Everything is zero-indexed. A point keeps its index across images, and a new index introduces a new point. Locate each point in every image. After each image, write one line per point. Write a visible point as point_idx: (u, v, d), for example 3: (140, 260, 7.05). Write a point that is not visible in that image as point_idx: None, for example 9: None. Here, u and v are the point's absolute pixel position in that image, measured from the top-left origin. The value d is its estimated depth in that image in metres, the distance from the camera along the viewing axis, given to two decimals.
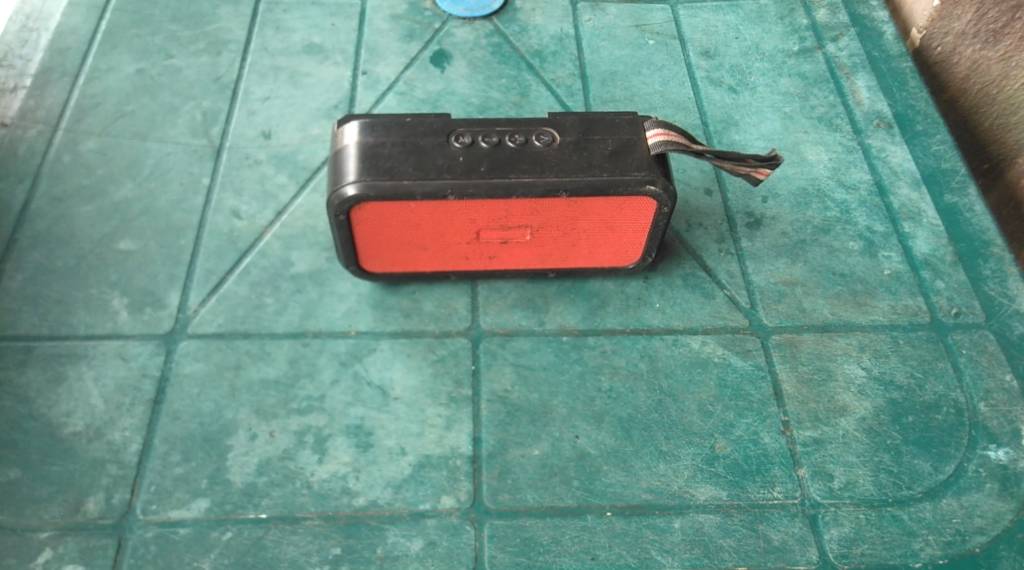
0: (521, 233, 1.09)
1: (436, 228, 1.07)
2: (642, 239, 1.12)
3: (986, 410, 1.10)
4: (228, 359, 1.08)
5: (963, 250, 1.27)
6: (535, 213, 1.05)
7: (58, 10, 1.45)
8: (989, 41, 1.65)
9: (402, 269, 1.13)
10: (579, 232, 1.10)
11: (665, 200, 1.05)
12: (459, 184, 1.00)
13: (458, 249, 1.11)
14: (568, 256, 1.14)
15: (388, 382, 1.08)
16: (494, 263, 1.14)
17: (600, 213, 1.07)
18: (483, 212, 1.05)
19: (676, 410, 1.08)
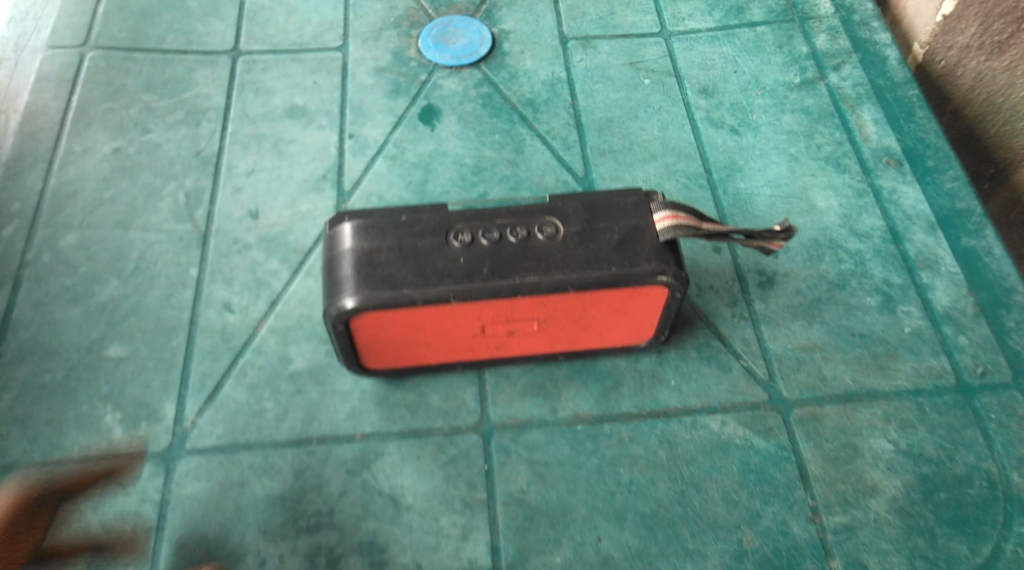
0: (528, 325, 1.03)
1: (439, 328, 1.01)
2: (655, 319, 1.06)
3: (1019, 481, 1.06)
4: (231, 476, 1.04)
5: (984, 300, 1.22)
6: (542, 307, 1.00)
7: (26, 88, 1.38)
8: (994, 52, 1.54)
9: (405, 364, 1.08)
10: (589, 319, 1.04)
11: (678, 287, 1.00)
12: (462, 290, 0.95)
13: (463, 344, 1.05)
14: (579, 339, 1.08)
15: (399, 490, 1.04)
16: (501, 352, 1.08)
17: (611, 301, 1.01)
18: (487, 311, 0.99)
19: (700, 502, 1.04)
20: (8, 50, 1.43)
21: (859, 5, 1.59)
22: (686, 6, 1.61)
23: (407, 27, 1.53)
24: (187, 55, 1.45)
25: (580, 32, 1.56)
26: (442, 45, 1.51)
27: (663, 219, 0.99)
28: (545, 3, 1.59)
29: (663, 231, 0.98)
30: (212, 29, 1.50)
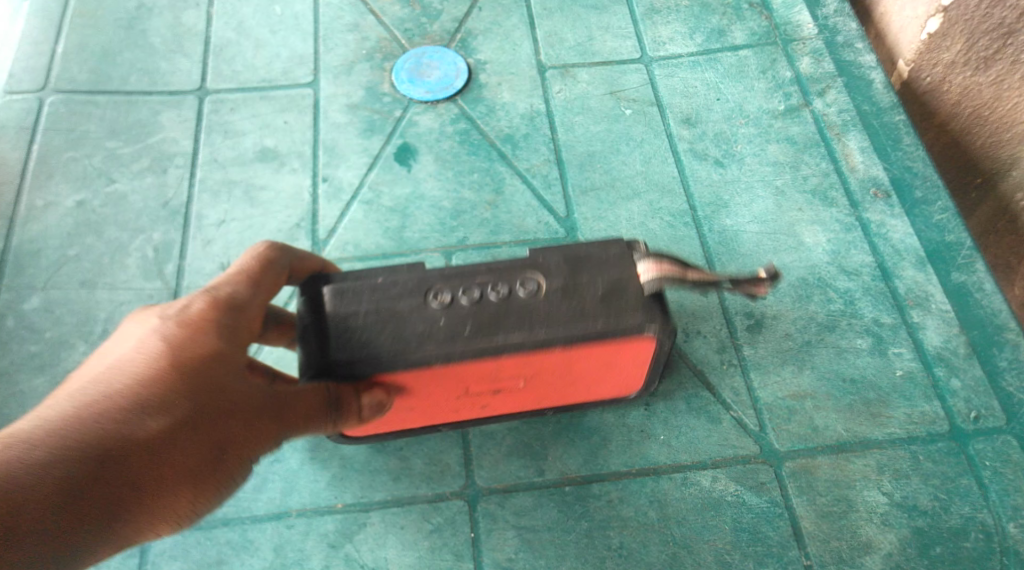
0: (513, 387, 0.99)
1: (420, 398, 0.97)
2: (645, 369, 1.02)
3: (1016, 532, 1.05)
4: (209, 553, 1.01)
5: (976, 338, 1.20)
6: (526, 371, 0.95)
7: None
8: (980, 67, 1.43)
9: (388, 432, 1.04)
10: (576, 378, 0.99)
11: (666, 339, 0.94)
12: (443, 355, 0.90)
13: (446, 409, 1.01)
14: (566, 395, 1.04)
15: (383, 563, 1.01)
16: (488, 413, 1.04)
17: (597, 360, 0.96)
18: (469, 379, 0.95)
19: (692, 565, 1.02)
20: None
21: (843, 25, 1.55)
22: (667, 28, 1.56)
23: (380, 59, 1.48)
24: (152, 97, 1.40)
25: (558, 59, 1.51)
26: (417, 78, 1.46)
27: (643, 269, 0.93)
28: (523, 28, 1.54)
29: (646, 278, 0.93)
30: (177, 67, 1.44)
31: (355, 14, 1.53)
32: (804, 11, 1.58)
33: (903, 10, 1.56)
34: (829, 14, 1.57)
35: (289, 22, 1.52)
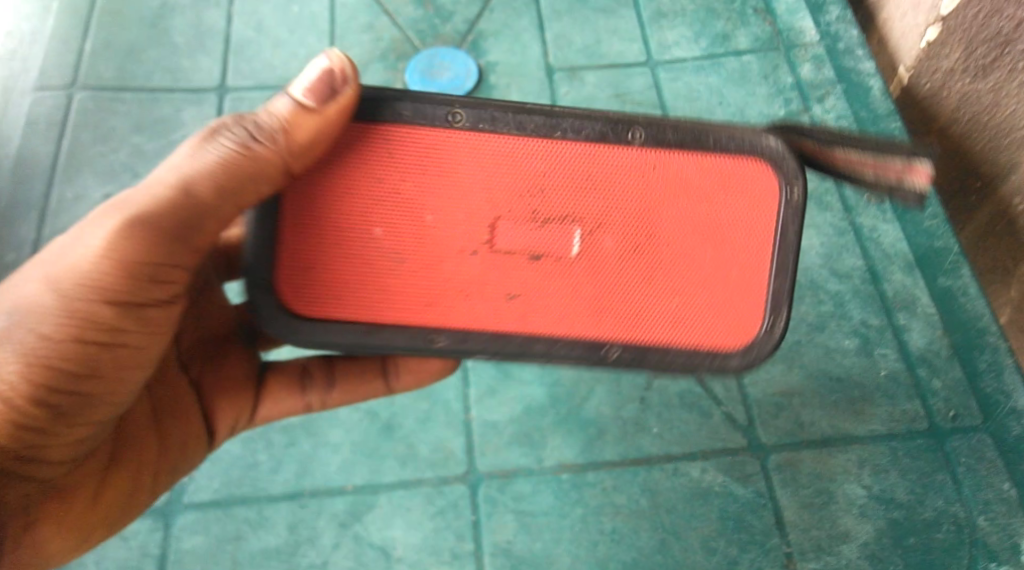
0: (568, 243, 0.75)
1: (438, 239, 0.74)
2: (762, 280, 0.77)
3: (985, 525, 1.12)
4: (228, 529, 1.08)
5: (959, 341, 1.25)
6: (588, 196, 0.75)
7: (16, 132, 1.41)
8: (978, 75, 1.36)
9: (365, 317, 0.75)
10: (654, 256, 0.75)
11: (792, 165, 0.76)
12: (500, 104, 0.74)
13: (459, 278, 0.75)
14: (640, 302, 0.76)
15: (390, 542, 1.08)
16: (510, 314, 0.75)
17: (692, 203, 0.75)
18: (513, 189, 0.75)
19: (679, 550, 1.09)
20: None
21: (844, 32, 1.59)
22: (672, 33, 1.61)
23: (394, 59, 1.54)
24: (175, 94, 1.47)
25: (566, 62, 1.56)
26: (429, 79, 1.52)
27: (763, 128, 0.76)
28: (532, 30, 1.60)
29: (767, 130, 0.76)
30: (199, 65, 1.50)
31: (370, 14, 1.59)
32: (807, 17, 1.62)
33: (904, 16, 1.53)
34: (831, 20, 1.61)
35: (306, 21, 1.57)
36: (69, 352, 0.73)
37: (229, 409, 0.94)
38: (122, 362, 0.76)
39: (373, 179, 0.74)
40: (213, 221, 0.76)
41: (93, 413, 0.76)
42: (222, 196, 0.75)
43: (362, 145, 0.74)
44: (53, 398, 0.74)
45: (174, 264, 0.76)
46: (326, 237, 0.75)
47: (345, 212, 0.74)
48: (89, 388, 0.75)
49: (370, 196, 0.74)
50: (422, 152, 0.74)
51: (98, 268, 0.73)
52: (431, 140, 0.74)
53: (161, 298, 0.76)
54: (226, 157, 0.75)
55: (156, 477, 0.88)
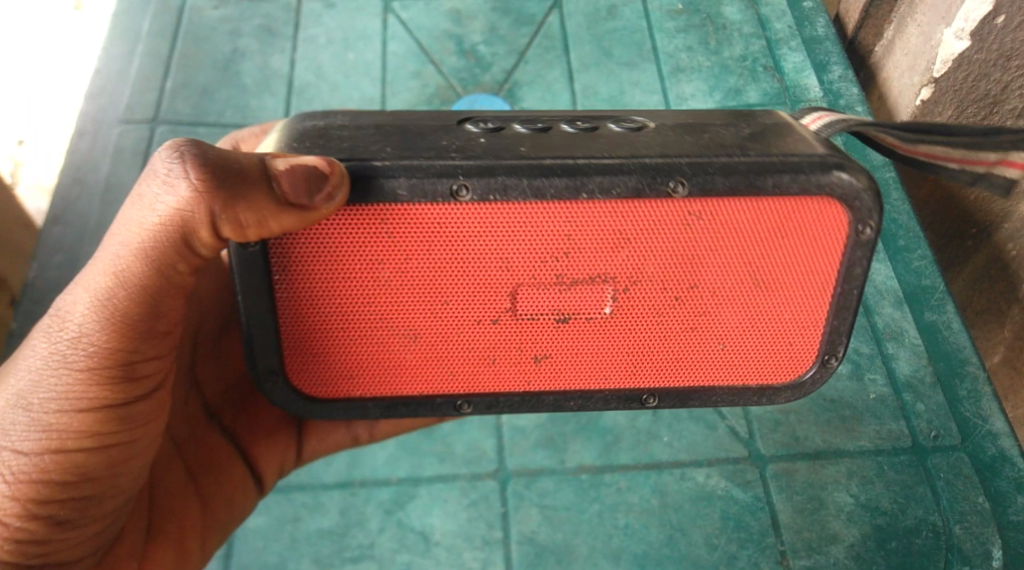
0: (601, 304, 0.82)
1: (469, 310, 0.82)
2: (818, 314, 0.85)
3: (960, 532, 1.24)
4: (287, 512, 1.23)
5: (942, 370, 1.38)
6: (618, 258, 0.79)
7: (105, 160, 1.60)
8: (969, 132, 1.49)
9: (417, 383, 0.87)
10: (693, 307, 0.83)
11: (867, 202, 0.79)
12: (515, 164, 0.76)
13: (493, 343, 0.84)
14: (682, 351, 0.86)
15: (429, 528, 1.22)
16: (546, 371, 0.87)
17: (735, 254, 0.80)
18: (539, 260, 0.79)
19: (685, 544, 1.22)
20: (88, 124, 1.64)
21: (845, 90, 1.75)
22: (689, 86, 1.78)
23: (438, 104, 1.72)
24: (243, 129, 1.65)
25: (592, 110, 1.74)
26: None
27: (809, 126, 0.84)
28: (563, 81, 1.77)
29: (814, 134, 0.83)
30: (265, 104, 1.69)
31: (417, 63, 1.77)
32: (812, 75, 1.79)
33: (901, 76, 1.68)
34: (834, 78, 1.78)
35: (361, 68, 1.76)
36: (70, 454, 0.78)
37: (270, 450, 1.02)
38: (129, 445, 0.81)
39: (399, 252, 0.78)
40: (167, 306, 0.79)
41: (119, 484, 0.81)
42: (164, 280, 0.77)
43: (380, 219, 0.77)
44: (72, 486, 0.79)
45: (141, 353, 0.79)
46: (365, 305, 0.81)
47: (378, 281, 0.80)
48: (96, 477, 0.79)
49: (399, 265, 0.79)
50: (441, 227, 0.77)
51: (70, 380, 0.77)
52: (444, 215, 0.77)
53: (142, 387, 0.81)
54: (146, 233, 0.75)
55: (207, 532, 0.94)
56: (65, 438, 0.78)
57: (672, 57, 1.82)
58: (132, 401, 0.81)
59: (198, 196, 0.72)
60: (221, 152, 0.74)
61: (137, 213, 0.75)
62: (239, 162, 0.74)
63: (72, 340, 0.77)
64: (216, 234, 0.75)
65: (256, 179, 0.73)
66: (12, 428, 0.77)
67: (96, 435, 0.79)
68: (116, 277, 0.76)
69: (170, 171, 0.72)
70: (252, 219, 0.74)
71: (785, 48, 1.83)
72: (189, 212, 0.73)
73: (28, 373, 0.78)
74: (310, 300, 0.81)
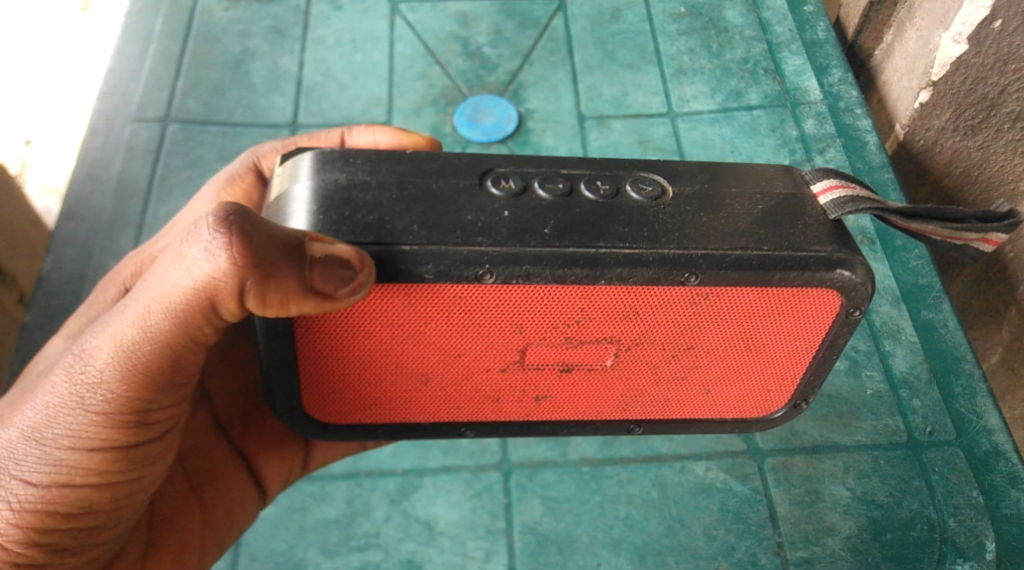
0: (603, 360, 0.86)
1: (477, 364, 0.86)
2: (801, 372, 0.90)
3: (955, 526, 1.27)
4: (295, 501, 1.25)
5: (938, 367, 1.41)
6: (623, 327, 0.82)
7: (118, 158, 1.63)
8: (968, 133, 1.53)
9: (419, 413, 0.93)
10: (687, 364, 0.88)
11: (861, 293, 0.80)
12: (538, 252, 0.76)
13: (497, 386, 0.89)
14: (672, 397, 0.92)
15: (433, 518, 1.25)
16: (543, 406, 0.93)
17: (735, 326, 0.83)
18: (547, 327, 0.82)
19: (684, 535, 1.25)
20: (102, 122, 1.68)
21: (845, 93, 1.78)
22: (691, 88, 1.81)
23: (444, 104, 1.75)
24: (253, 128, 1.68)
25: (596, 111, 1.76)
26: (475, 122, 1.72)
27: (818, 192, 0.83)
28: (566, 82, 1.80)
29: (825, 208, 0.82)
30: (274, 104, 1.72)
31: (423, 64, 1.80)
32: (812, 78, 1.81)
33: (900, 79, 1.71)
34: (834, 81, 1.80)
35: (368, 69, 1.79)
36: (78, 488, 0.81)
37: (273, 471, 1.07)
38: (137, 481, 0.85)
39: (413, 318, 0.81)
40: (189, 361, 0.80)
41: (122, 514, 0.85)
42: (191, 340, 0.78)
43: (397, 296, 0.78)
44: (76, 517, 0.81)
45: (158, 403, 0.81)
46: (377, 357, 0.85)
47: (390, 339, 0.83)
48: (100, 509, 0.83)
49: (411, 328, 0.82)
50: (456, 302, 0.79)
51: (85, 421, 0.79)
52: (462, 293, 0.78)
53: (155, 431, 0.83)
54: (180, 292, 0.74)
55: (206, 545, 0.97)
56: (75, 474, 0.80)
57: (675, 59, 1.85)
58: (143, 443, 0.83)
59: (234, 270, 0.71)
60: (264, 225, 0.72)
61: (173, 272, 0.74)
62: (278, 239, 0.72)
63: (89, 380, 0.77)
64: (240, 304, 0.74)
65: (293, 262, 0.72)
66: (25, 459, 0.79)
67: (106, 473, 0.81)
68: (144, 331, 0.76)
69: (214, 242, 0.71)
70: (277, 299, 0.74)
71: (785, 51, 1.85)
72: (221, 284, 0.72)
73: (43, 406, 0.78)
74: (324, 351, 0.84)
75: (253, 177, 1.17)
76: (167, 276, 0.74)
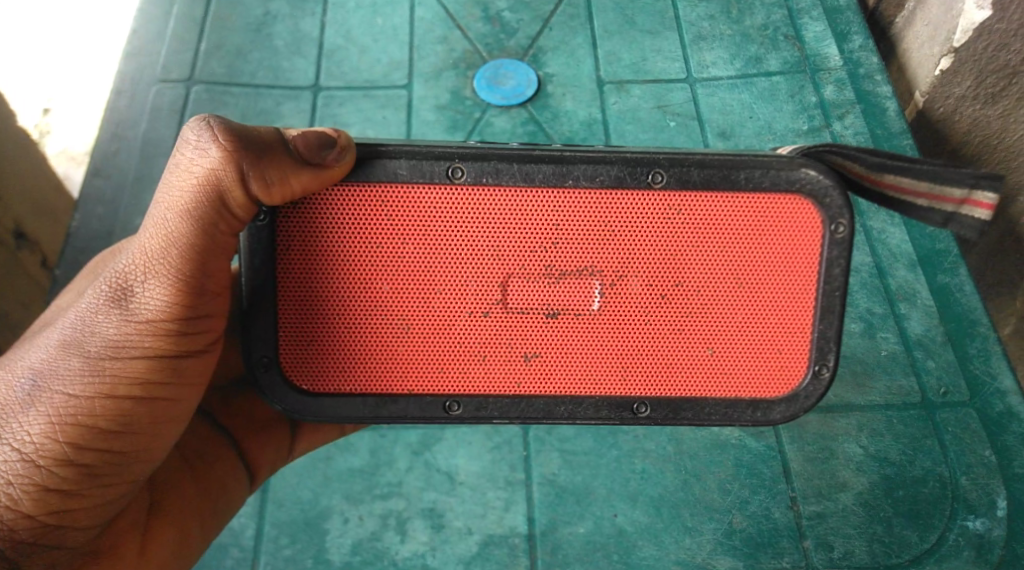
0: (589, 298, 0.85)
1: (460, 301, 0.85)
2: (806, 321, 0.86)
3: (966, 483, 1.29)
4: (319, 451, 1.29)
5: (953, 330, 1.42)
6: (604, 247, 0.83)
7: (145, 118, 1.67)
8: (988, 102, 1.54)
9: (401, 381, 0.87)
10: (678, 304, 0.85)
11: (837, 200, 0.83)
12: (507, 152, 0.83)
13: (482, 337, 0.86)
14: (672, 354, 0.86)
15: (454, 468, 1.28)
16: (533, 371, 0.87)
17: (718, 250, 0.84)
18: (527, 249, 0.83)
19: (699, 489, 1.27)
20: (127, 83, 1.71)
21: (865, 59, 1.78)
22: (710, 54, 1.80)
23: (464, 68, 1.76)
24: (276, 90, 1.71)
25: (615, 76, 1.77)
26: (494, 86, 1.73)
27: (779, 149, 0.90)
28: (586, 47, 1.81)
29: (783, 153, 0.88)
30: (296, 67, 1.74)
31: (444, 28, 1.81)
32: (832, 44, 1.81)
33: (921, 46, 1.70)
34: (854, 48, 1.80)
35: (389, 32, 1.80)
36: (120, 402, 0.82)
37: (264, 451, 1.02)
38: (179, 399, 0.85)
39: (395, 239, 0.83)
40: (217, 267, 0.85)
41: (154, 443, 0.84)
42: (210, 240, 0.83)
43: (378, 200, 0.83)
44: (114, 436, 0.82)
45: (196, 309, 0.84)
46: (360, 295, 0.85)
47: (373, 271, 0.84)
48: (139, 431, 0.83)
49: (393, 252, 0.84)
50: (434, 211, 0.83)
51: (131, 330, 0.82)
52: (435, 198, 0.83)
53: (195, 345, 0.85)
54: (188, 193, 0.82)
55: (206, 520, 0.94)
56: (117, 385, 0.82)
57: (694, 26, 1.84)
58: (185, 355, 0.85)
59: (227, 154, 0.81)
60: (246, 128, 0.83)
61: (177, 175, 0.83)
62: (262, 137, 0.83)
63: (131, 293, 0.83)
64: (242, 191, 0.81)
65: (280, 150, 0.82)
66: (69, 372, 0.81)
67: (147, 385, 0.83)
68: (168, 237, 0.82)
69: (201, 136, 0.81)
70: (276, 178, 0.81)
71: (806, 18, 1.85)
72: (220, 173, 0.81)
73: (86, 322, 0.82)
74: (307, 292, 0.85)
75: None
76: (169, 185, 0.83)
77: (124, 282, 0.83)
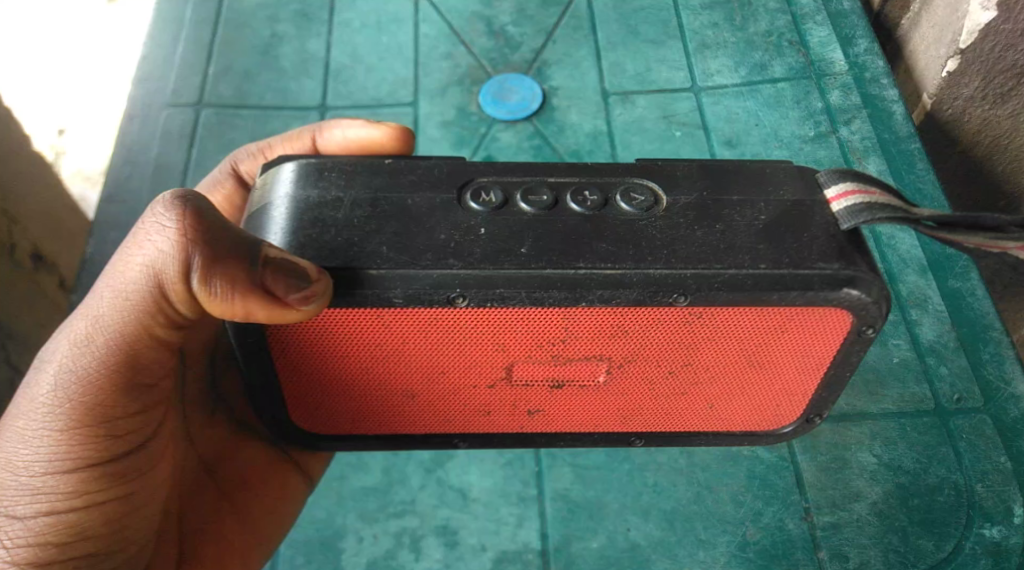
0: (594, 376, 0.88)
1: (467, 380, 0.88)
2: (809, 386, 0.91)
3: (982, 490, 1.28)
4: (333, 470, 1.30)
5: (965, 335, 1.41)
6: (613, 345, 0.84)
7: (155, 142, 1.69)
8: (998, 101, 1.51)
9: (410, 425, 0.96)
10: (683, 379, 0.89)
11: (874, 311, 0.80)
12: (512, 275, 0.77)
13: (488, 400, 0.91)
14: (671, 409, 0.94)
15: (467, 485, 1.29)
16: (536, 419, 0.94)
17: (736, 344, 0.84)
18: (534, 346, 0.84)
19: (712, 501, 1.27)
20: (138, 108, 1.73)
21: (871, 63, 1.77)
22: (714, 62, 1.81)
23: (469, 83, 1.77)
24: (283, 111, 1.72)
25: (619, 87, 1.77)
26: (500, 101, 1.74)
27: (834, 198, 0.82)
28: (590, 59, 1.81)
29: (837, 216, 0.81)
30: (303, 87, 1.76)
31: (448, 44, 1.82)
32: (837, 49, 1.80)
33: (926, 49, 1.69)
34: (859, 52, 1.79)
35: (394, 50, 1.82)
36: (66, 515, 0.83)
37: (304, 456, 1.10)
38: (127, 498, 0.88)
39: (398, 340, 0.83)
40: (150, 360, 0.85)
41: (122, 540, 0.87)
42: (147, 334, 0.83)
43: (379, 320, 0.80)
44: (71, 546, 0.84)
45: (124, 409, 0.85)
46: (368, 373, 0.87)
47: (377, 359, 0.85)
48: (95, 535, 0.85)
49: (397, 347, 0.84)
50: (439, 323, 0.81)
51: (53, 443, 0.82)
52: (440, 317, 0.80)
53: (129, 442, 0.87)
54: (128, 287, 0.81)
55: (247, 552, 1.02)
56: (55, 499, 0.83)
57: (698, 34, 1.85)
58: (121, 455, 0.87)
59: (180, 247, 0.78)
60: (215, 216, 0.79)
61: (121, 260, 0.82)
62: (231, 230, 0.79)
63: (51, 399, 0.82)
64: (187, 286, 0.80)
65: (243, 251, 0.78)
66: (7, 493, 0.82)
67: (86, 494, 0.84)
68: (101, 334, 0.83)
69: (164, 214, 0.79)
70: (223, 287, 0.78)
71: (810, 23, 1.85)
72: (170, 264, 0.79)
73: (12, 437, 0.82)
74: (313, 366, 0.87)
75: (235, 182, 1.22)
76: (118, 270, 0.82)
77: (46, 389, 0.82)
